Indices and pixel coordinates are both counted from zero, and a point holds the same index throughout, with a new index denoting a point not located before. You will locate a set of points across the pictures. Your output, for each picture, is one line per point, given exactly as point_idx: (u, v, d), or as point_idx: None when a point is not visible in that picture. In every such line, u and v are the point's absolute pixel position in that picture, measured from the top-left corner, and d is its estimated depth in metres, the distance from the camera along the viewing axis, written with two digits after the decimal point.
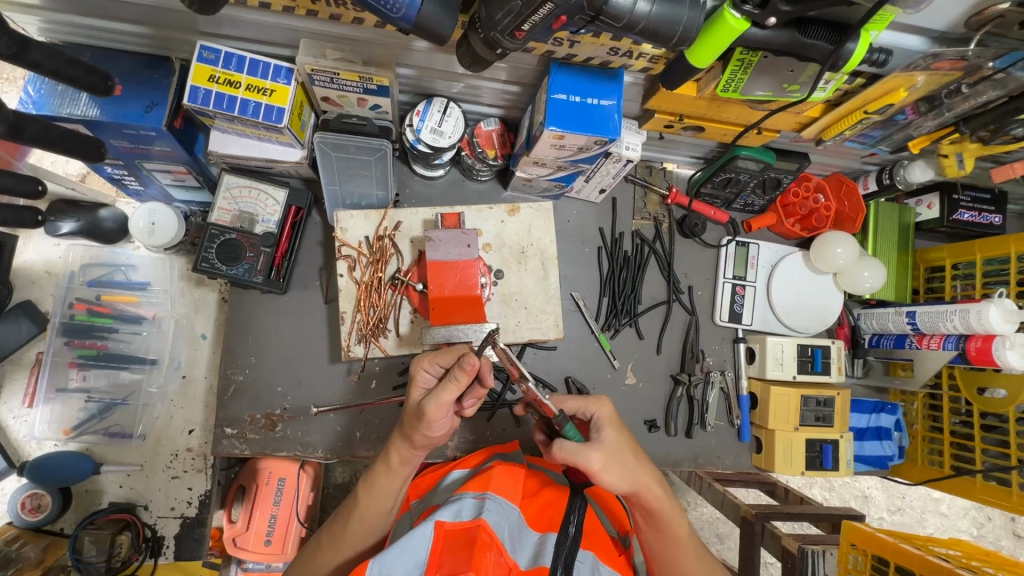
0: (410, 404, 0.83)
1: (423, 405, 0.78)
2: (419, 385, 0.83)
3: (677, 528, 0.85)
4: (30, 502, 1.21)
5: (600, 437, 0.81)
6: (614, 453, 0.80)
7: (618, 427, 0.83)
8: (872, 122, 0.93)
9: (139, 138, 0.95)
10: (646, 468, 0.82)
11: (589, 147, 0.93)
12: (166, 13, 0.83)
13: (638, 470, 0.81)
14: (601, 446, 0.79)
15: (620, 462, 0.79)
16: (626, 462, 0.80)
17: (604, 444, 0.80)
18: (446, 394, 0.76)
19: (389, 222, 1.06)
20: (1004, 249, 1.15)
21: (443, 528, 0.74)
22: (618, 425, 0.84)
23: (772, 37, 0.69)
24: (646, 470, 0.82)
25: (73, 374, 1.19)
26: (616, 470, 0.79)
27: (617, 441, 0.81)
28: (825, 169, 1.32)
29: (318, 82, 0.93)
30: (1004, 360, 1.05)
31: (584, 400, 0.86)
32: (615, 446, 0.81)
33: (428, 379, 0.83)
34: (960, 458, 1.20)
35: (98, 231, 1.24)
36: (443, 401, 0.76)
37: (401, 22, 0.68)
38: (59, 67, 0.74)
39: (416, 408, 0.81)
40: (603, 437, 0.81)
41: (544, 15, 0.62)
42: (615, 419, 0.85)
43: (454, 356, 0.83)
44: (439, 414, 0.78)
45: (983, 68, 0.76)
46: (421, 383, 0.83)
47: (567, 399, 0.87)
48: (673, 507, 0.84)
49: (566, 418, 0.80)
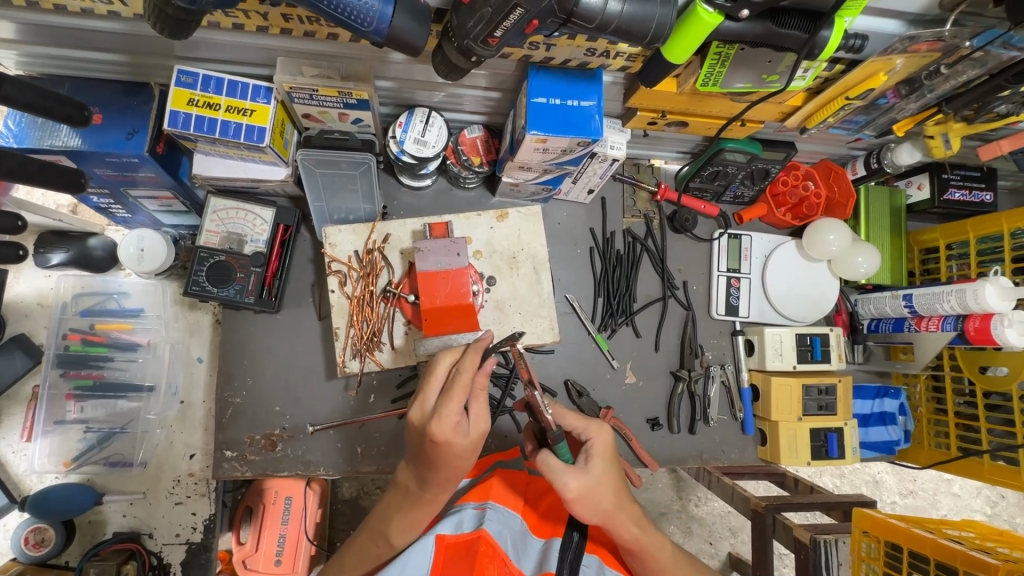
0: (459, 454, 0.74)
1: (482, 428, 0.76)
2: (458, 439, 0.73)
3: (657, 560, 0.81)
4: (34, 537, 1.20)
5: (587, 465, 0.78)
6: (595, 485, 0.76)
7: (608, 461, 0.79)
8: (854, 108, 0.92)
9: (123, 166, 0.95)
10: (623, 507, 0.79)
11: (572, 149, 0.93)
12: (141, 40, 0.83)
13: (613, 507, 0.77)
14: (584, 475, 0.76)
15: (598, 497, 0.76)
16: (605, 496, 0.76)
17: (587, 474, 0.76)
18: (483, 399, 0.76)
19: (378, 235, 1.06)
20: (997, 227, 1.14)
21: (445, 542, 0.73)
22: (609, 456, 0.80)
23: (745, 29, 0.69)
24: (621, 509, 0.78)
25: (70, 406, 1.19)
26: (592, 503, 0.75)
27: (600, 475, 0.77)
28: (813, 157, 1.32)
29: (297, 99, 0.92)
30: (1003, 339, 1.04)
31: (584, 421, 0.83)
32: (599, 475, 0.77)
33: (462, 425, 0.74)
34: (967, 439, 1.19)
35: (88, 259, 1.25)
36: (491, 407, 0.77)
37: (373, 35, 0.67)
38: (35, 101, 0.73)
39: (472, 445, 0.74)
40: (590, 465, 0.77)
41: (515, 21, 0.61)
42: (609, 452, 0.81)
43: (465, 387, 0.73)
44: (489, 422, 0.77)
45: (961, 48, 0.75)
46: (455, 434, 0.73)
47: (568, 412, 0.83)
48: (649, 541, 0.80)
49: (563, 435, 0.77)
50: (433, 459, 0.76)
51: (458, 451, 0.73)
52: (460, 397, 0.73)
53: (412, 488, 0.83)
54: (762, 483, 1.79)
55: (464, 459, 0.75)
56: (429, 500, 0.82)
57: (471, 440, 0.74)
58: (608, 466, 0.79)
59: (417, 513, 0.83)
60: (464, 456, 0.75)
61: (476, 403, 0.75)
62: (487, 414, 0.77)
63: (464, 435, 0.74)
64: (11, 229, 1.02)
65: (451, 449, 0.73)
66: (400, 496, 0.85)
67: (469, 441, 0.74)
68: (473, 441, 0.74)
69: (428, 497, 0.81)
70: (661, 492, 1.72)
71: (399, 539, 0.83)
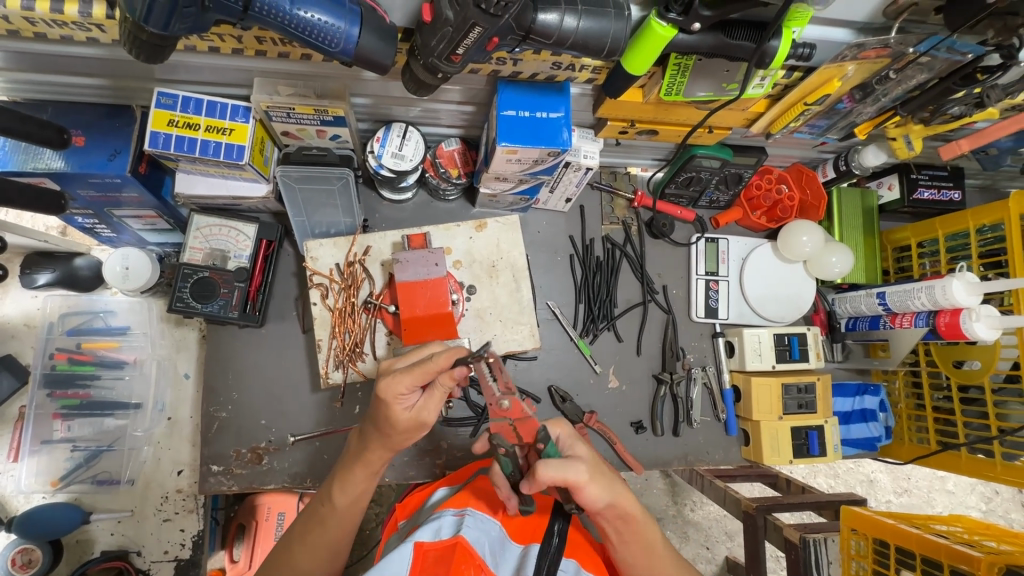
0: (391, 424, 0.79)
1: (422, 416, 0.79)
2: (397, 407, 0.78)
3: (656, 539, 0.80)
4: (21, 558, 1.18)
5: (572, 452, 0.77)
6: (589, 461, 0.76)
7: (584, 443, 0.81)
8: (815, 113, 0.96)
9: (106, 186, 0.97)
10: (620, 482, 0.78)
11: (543, 159, 0.96)
12: (121, 64, 0.86)
13: (615, 482, 0.75)
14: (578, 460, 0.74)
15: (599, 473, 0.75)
16: (606, 474, 0.75)
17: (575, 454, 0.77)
18: (437, 396, 0.80)
19: (359, 247, 1.08)
20: (963, 224, 1.17)
21: (422, 548, 0.74)
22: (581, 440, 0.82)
23: (698, 41, 0.72)
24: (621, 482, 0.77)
25: (57, 424, 1.20)
26: (601, 481, 0.73)
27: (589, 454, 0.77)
28: (785, 161, 1.35)
29: (275, 118, 0.95)
30: (972, 333, 1.06)
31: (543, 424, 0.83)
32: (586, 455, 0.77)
33: (407, 399, 0.79)
34: (946, 433, 1.21)
35: (75, 279, 1.26)
36: (440, 405, 0.80)
37: (342, 55, 0.70)
38: (14, 125, 0.75)
39: (406, 422, 0.79)
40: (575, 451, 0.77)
41: (475, 38, 0.64)
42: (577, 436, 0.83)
43: (426, 373, 0.77)
44: (433, 417, 0.81)
45: (908, 54, 0.78)
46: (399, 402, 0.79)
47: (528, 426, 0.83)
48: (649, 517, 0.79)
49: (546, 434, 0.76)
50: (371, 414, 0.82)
51: (392, 419, 0.79)
52: (417, 377, 0.77)
53: (352, 447, 0.88)
54: (756, 486, 1.81)
55: (393, 432, 0.80)
56: (365, 463, 0.85)
57: (408, 417, 0.79)
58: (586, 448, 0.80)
59: (359, 474, 0.86)
60: (397, 430, 0.80)
61: (431, 394, 0.79)
62: (435, 411, 0.80)
63: (406, 407, 0.79)
64: None
65: (386, 412, 0.79)
66: (343, 461, 0.88)
67: (405, 415, 0.79)
68: (411, 418, 0.79)
69: (365, 461, 0.84)
70: (656, 498, 1.73)
71: (341, 498, 0.86)
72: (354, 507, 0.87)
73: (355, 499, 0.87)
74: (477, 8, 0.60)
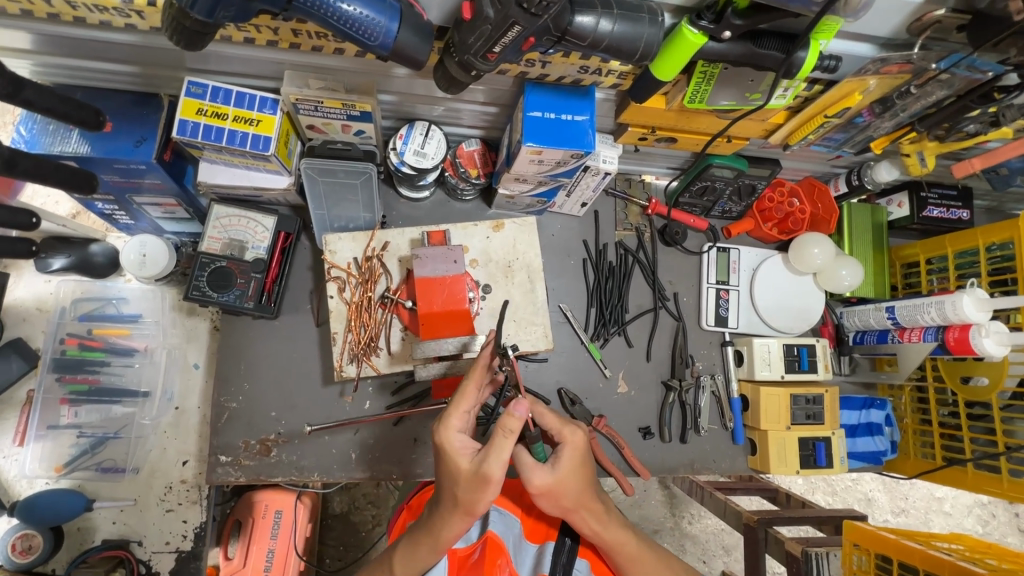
0: (456, 477, 0.74)
1: (485, 466, 0.72)
2: (455, 456, 0.74)
3: (624, 550, 0.82)
4: (21, 544, 1.17)
5: (556, 464, 0.77)
6: (562, 485, 0.76)
7: (578, 464, 0.77)
8: (833, 126, 0.97)
9: (130, 172, 0.98)
10: (586, 505, 0.79)
11: (566, 161, 0.97)
12: (155, 51, 0.87)
13: (575, 504, 0.78)
14: (549, 475, 0.76)
15: (560, 495, 0.77)
16: (566, 496, 0.77)
17: (555, 471, 0.76)
18: (499, 442, 0.71)
19: (377, 243, 1.09)
20: (973, 242, 1.19)
21: (455, 553, 0.81)
22: (581, 460, 0.78)
23: (728, 49, 0.73)
24: (584, 505, 0.79)
25: (64, 410, 1.21)
26: (553, 499, 0.77)
27: (568, 476, 0.77)
28: (798, 174, 1.37)
29: (302, 110, 0.96)
30: (981, 348, 1.08)
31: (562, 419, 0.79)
32: (568, 477, 0.77)
33: (466, 445, 0.76)
34: (951, 449, 1.22)
35: (89, 265, 1.24)
36: (504, 453, 0.71)
37: (379, 49, 0.71)
38: (52, 105, 0.76)
39: (468, 475, 0.73)
40: (558, 463, 0.77)
41: (512, 37, 0.66)
42: (581, 455, 0.78)
43: (470, 402, 0.77)
44: (498, 471, 0.71)
45: (929, 70, 0.80)
46: (458, 451, 0.75)
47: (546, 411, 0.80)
48: (614, 533, 0.81)
49: (537, 435, 0.78)
50: (438, 473, 0.79)
51: (456, 470, 0.74)
52: (466, 410, 0.77)
53: (423, 514, 0.82)
54: (754, 499, 1.81)
55: (460, 487, 0.74)
56: (441, 537, 0.77)
57: (471, 466, 0.74)
58: (579, 468, 0.78)
59: (425, 548, 0.78)
60: (463, 485, 0.74)
61: (494, 442, 0.72)
62: (499, 462, 0.71)
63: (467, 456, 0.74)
64: (26, 254, 1.09)
65: (449, 464, 0.75)
66: (414, 529, 0.82)
67: (466, 466, 0.73)
68: (474, 470, 0.73)
69: (434, 531, 0.77)
70: (654, 509, 1.72)
71: (403, 572, 0.80)
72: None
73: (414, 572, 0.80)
74: (518, 7, 0.62)
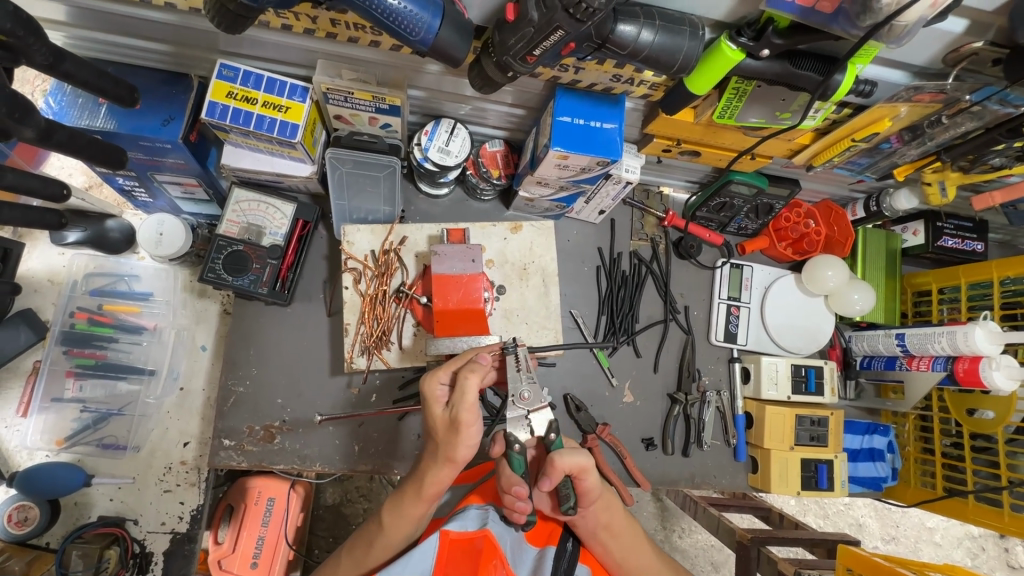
0: (434, 422, 0.81)
1: (458, 412, 0.78)
2: (433, 403, 0.81)
3: (635, 535, 0.88)
4: (17, 514, 1.18)
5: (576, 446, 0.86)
6: None
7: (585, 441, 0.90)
8: (859, 150, 0.98)
9: (154, 150, 0.97)
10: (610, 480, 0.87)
11: (591, 168, 0.97)
12: (190, 32, 0.87)
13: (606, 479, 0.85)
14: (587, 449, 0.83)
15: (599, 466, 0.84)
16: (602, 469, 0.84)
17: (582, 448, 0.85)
18: (462, 383, 0.78)
19: (395, 237, 1.09)
20: (987, 274, 1.19)
21: (450, 537, 0.77)
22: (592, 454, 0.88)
23: (765, 67, 0.74)
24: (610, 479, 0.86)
25: (69, 383, 1.20)
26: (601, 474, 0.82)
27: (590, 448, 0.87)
28: (815, 197, 1.38)
29: (332, 100, 0.96)
30: (991, 381, 1.08)
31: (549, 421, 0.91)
32: None
33: (447, 396, 0.82)
34: (952, 480, 1.22)
35: (103, 241, 1.24)
36: (469, 392, 0.78)
37: (418, 45, 0.71)
38: (89, 78, 0.76)
39: (443, 420, 0.80)
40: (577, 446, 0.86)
41: (554, 41, 0.66)
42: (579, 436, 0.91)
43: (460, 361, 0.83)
44: (467, 411, 0.78)
45: (961, 101, 0.81)
46: (437, 400, 0.81)
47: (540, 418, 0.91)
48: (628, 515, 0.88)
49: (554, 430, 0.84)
50: (421, 424, 0.84)
51: (432, 417, 0.80)
52: (453, 368, 0.83)
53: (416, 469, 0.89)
54: (746, 517, 1.80)
55: (439, 433, 0.80)
56: (427, 484, 0.83)
57: (446, 414, 0.80)
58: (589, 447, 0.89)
59: (411, 499, 0.84)
60: (441, 430, 0.80)
61: (456, 384, 0.78)
62: (463, 402, 0.78)
63: (442, 406, 0.81)
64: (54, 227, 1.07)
65: (426, 412, 0.81)
66: (404, 482, 0.89)
67: (442, 413, 0.80)
68: (449, 417, 0.79)
69: (420, 477, 0.83)
70: (645, 520, 1.72)
71: (390, 524, 0.84)
72: (401, 534, 0.85)
73: (403, 524, 0.84)
74: (564, 12, 0.62)
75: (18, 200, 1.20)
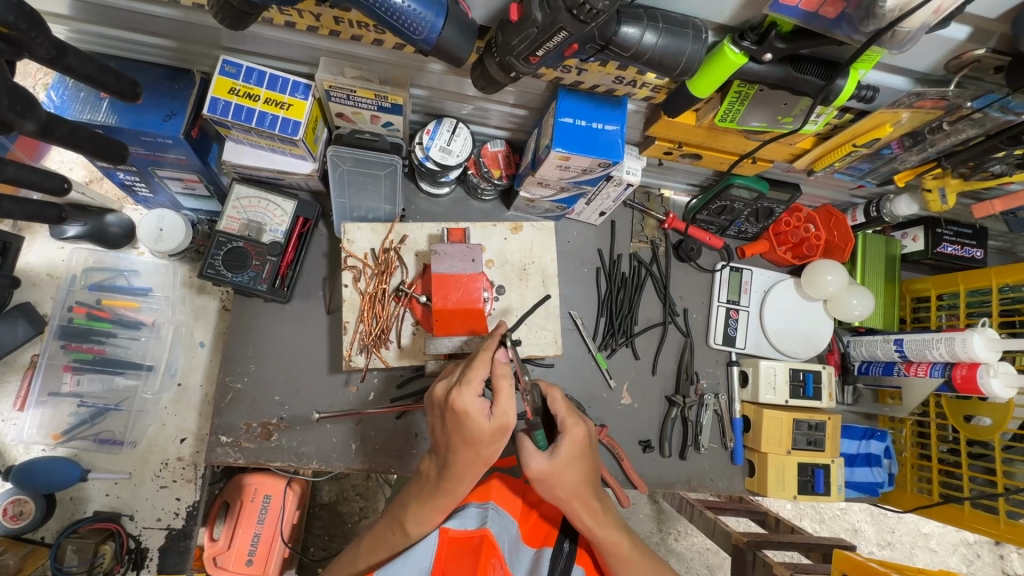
0: (478, 434, 0.76)
1: (508, 417, 0.76)
2: (478, 417, 0.75)
3: (615, 551, 0.83)
4: (12, 509, 1.18)
5: (557, 452, 0.81)
6: (557, 471, 0.80)
7: (575, 455, 0.81)
8: (860, 155, 0.98)
9: (155, 146, 0.97)
10: (582, 497, 0.81)
11: (592, 169, 0.97)
12: (194, 27, 0.87)
13: (572, 495, 0.81)
14: (546, 460, 0.79)
15: (557, 482, 0.80)
16: (564, 484, 0.80)
17: (552, 458, 0.80)
18: (506, 388, 0.77)
19: (395, 235, 1.09)
20: (986, 281, 1.19)
21: (449, 535, 0.77)
22: (579, 453, 0.81)
23: (767, 71, 0.74)
24: (579, 497, 0.81)
25: (66, 378, 1.19)
26: (552, 486, 0.80)
27: (565, 465, 0.80)
28: (815, 201, 1.38)
29: (334, 98, 0.96)
30: (988, 388, 1.08)
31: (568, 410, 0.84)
32: (564, 465, 0.80)
33: (484, 404, 0.77)
34: (949, 486, 1.22)
35: (103, 236, 1.25)
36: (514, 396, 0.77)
37: (422, 44, 0.71)
38: (92, 73, 0.76)
39: (491, 430, 0.76)
40: (557, 453, 0.80)
41: (558, 42, 0.66)
42: (580, 447, 0.82)
43: (487, 365, 0.79)
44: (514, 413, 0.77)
45: (962, 108, 0.81)
46: (479, 412, 0.75)
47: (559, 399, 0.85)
48: (608, 532, 0.82)
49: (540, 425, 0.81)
50: (454, 438, 0.78)
51: (478, 431, 0.75)
52: (482, 373, 0.78)
53: (433, 478, 0.84)
54: (742, 520, 1.80)
55: (483, 444, 0.76)
56: (456, 489, 0.81)
57: (492, 423, 0.76)
58: (575, 462, 0.81)
59: (436, 506, 0.82)
60: (485, 441, 0.76)
61: (501, 390, 0.76)
62: (512, 405, 0.77)
63: (486, 417, 0.76)
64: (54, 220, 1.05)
65: (471, 428, 0.75)
66: (422, 488, 0.85)
67: (490, 424, 0.75)
68: (496, 426, 0.76)
69: (452, 486, 0.81)
70: (642, 522, 1.71)
71: (415, 531, 0.83)
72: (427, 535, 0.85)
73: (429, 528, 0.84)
74: (568, 13, 0.62)
75: (18, 193, 1.23)
